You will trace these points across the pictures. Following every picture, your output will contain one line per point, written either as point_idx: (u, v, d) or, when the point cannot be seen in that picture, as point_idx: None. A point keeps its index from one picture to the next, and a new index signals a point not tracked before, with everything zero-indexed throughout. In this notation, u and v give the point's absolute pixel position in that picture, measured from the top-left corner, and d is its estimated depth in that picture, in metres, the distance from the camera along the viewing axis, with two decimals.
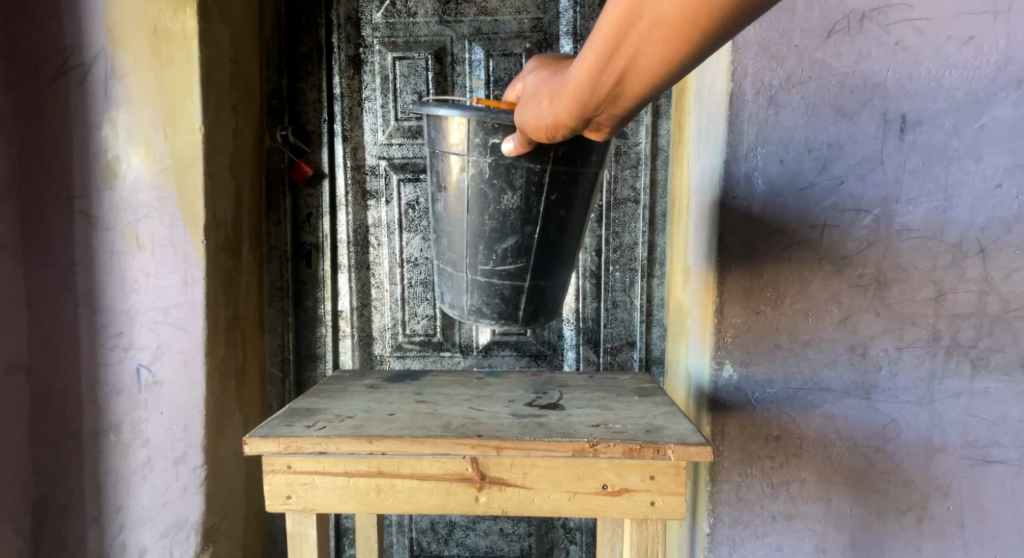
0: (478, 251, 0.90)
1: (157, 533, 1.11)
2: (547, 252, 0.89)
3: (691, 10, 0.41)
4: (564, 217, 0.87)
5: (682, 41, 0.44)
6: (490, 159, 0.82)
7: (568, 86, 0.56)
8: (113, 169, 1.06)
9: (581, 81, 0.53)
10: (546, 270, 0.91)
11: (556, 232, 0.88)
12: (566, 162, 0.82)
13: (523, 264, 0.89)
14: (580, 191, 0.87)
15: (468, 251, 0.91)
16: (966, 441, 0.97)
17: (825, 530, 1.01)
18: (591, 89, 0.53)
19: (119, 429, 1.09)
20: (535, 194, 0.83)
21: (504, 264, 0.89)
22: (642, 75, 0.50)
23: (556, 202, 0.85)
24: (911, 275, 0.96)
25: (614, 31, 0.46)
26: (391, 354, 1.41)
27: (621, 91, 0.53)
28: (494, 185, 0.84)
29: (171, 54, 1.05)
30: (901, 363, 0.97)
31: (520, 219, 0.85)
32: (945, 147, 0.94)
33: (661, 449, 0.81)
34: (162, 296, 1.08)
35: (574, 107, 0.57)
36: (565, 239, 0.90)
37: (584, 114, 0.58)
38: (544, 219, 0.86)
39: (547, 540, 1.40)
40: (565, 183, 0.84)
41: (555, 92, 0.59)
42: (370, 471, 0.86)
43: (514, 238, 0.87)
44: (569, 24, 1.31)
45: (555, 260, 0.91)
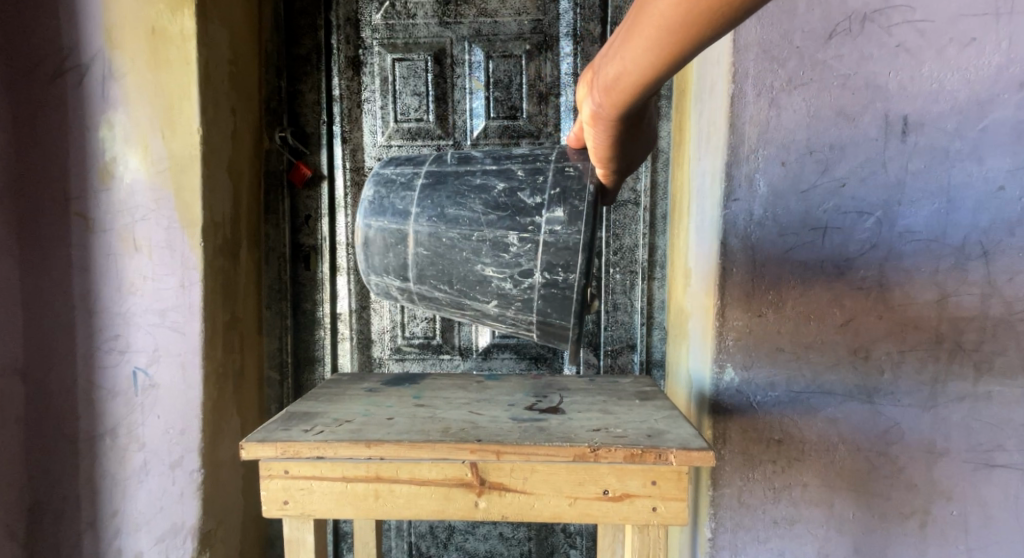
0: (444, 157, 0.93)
1: (153, 538, 1.09)
2: (455, 187, 0.87)
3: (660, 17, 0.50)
4: (494, 187, 0.84)
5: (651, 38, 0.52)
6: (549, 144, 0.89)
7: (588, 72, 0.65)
8: (110, 170, 1.05)
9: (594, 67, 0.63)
10: (439, 198, 0.87)
11: (477, 181, 0.86)
12: (556, 180, 0.81)
13: (441, 169, 0.91)
14: (523, 200, 0.82)
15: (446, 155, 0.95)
16: (970, 445, 0.96)
17: (827, 535, 1.00)
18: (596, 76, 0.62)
19: (115, 433, 1.08)
20: (523, 162, 0.85)
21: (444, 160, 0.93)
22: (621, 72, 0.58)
23: (506, 176, 0.84)
24: (914, 278, 0.95)
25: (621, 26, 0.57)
26: (390, 357, 1.40)
27: (627, 40, 0.55)
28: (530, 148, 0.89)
29: (169, 55, 1.04)
30: (904, 367, 0.96)
31: (498, 156, 0.87)
32: (947, 149, 0.93)
33: (663, 454, 0.80)
34: (159, 299, 1.07)
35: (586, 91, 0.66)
36: (456, 218, 0.85)
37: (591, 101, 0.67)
38: (495, 171, 0.86)
39: (547, 544, 1.39)
40: (531, 178, 0.82)
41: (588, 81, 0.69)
42: (368, 475, 0.85)
43: (474, 156, 0.91)
44: (570, 26, 1.30)
45: (441, 204, 0.87)
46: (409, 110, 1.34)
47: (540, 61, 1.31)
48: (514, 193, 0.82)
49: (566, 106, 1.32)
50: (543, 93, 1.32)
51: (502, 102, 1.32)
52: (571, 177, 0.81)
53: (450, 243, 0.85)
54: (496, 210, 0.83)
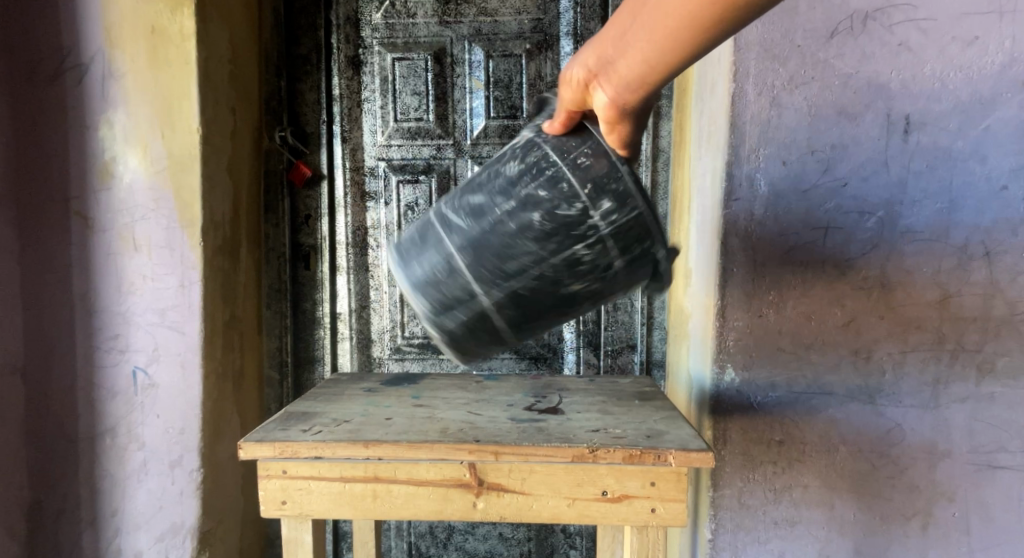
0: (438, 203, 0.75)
1: (153, 538, 1.09)
2: (488, 246, 0.69)
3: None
4: (530, 224, 0.67)
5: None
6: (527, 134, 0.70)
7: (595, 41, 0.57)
8: (110, 170, 1.05)
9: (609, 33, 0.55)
10: (483, 268, 0.70)
11: (508, 226, 0.67)
12: (582, 177, 0.65)
13: (458, 228, 0.71)
14: (570, 217, 0.65)
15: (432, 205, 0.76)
16: (972, 447, 0.96)
17: (828, 536, 1.00)
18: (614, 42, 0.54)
19: (114, 432, 1.08)
20: (533, 177, 0.66)
21: (451, 213, 0.72)
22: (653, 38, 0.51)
23: (535, 202, 0.66)
24: (916, 278, 0.95)
25: None
26: (389, 357, 1.39)
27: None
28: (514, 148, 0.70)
29: (168, 54, 1.04)
30: (906, 367, 0.96)
31: (500, 186, 0.68)
32: (949, 149, 0.93)
33: (662, 454, 0.80)
34: (158, 298, 1.07)
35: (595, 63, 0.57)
36: (513, 274, 0.69)
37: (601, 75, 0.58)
38: (512, 204, 0.67)
39: (547, 544, 1.38)
40: (559, 191, 0.65)
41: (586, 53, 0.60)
42: (366, 476, 0.85)
43: (478, 198, 0.70)
44: (570, 25, 1.30)
45: (490, 269, 0.70)
46: (409, 109, 1.34)
47: (540, 60, 1.31)
48: (555, 215, 0.66)
49: None
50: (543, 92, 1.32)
51: (502, 102, 1.32)
52: (597, 165, 0.65)
53: (527, 298, 0.71)
54: (550, 243, 0.67)
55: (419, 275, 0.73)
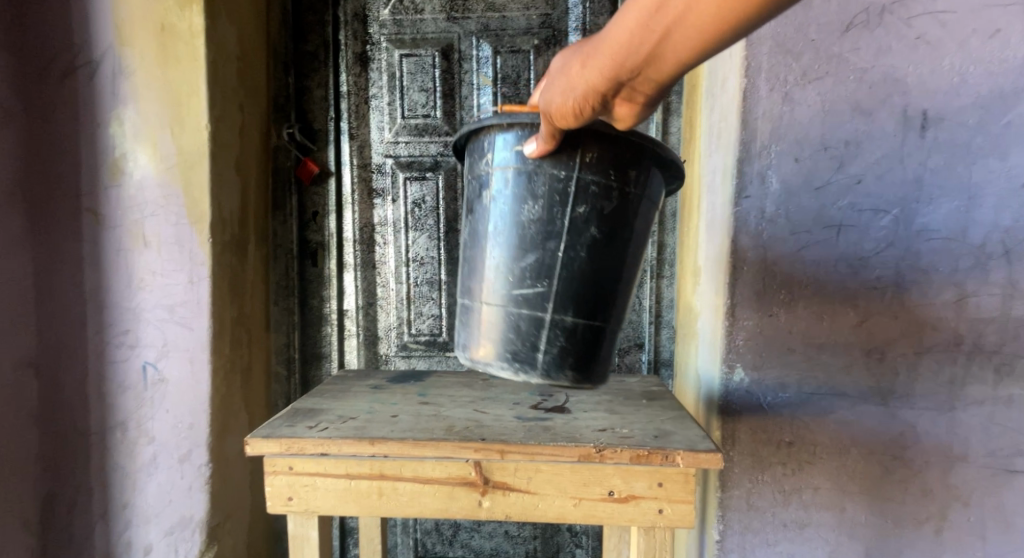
0: (496, 271, 0.86)
1: (162, 531, 1.10)
2: (578, 282, 0.83)
3: None
4: (596, 236, 0.82)
5: None
6: (516, 169, 0.82)
7: (603, 49, 0.55)
8: (120, 166, 1.06)
9: (620, 39, 0.52)
10: (581, 303, 0.83)
11: (583, 254, 0.82)
12: (600, 174, 0.81)
13: (542, 292, 0.83)
14: (616, 205, 0.82)
15: (487, 275, 0.87)
16: (989, 450, 0.94)
17: (839, 539, 0.98)
18: (630, 50, 0.53)
19: (124, 426, 1.10)
20: (563, 207, 0.81)
21: (521, 288, 0.84)
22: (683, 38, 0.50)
23: (584, 218, 0.81)
24: (932, 277, 0.93)
25: None
26: (396, 354, 1.39)
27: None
28: (518, 194, 0.83)
29: (178, 51, 1.05)
30: (920, 368, 0.94)
31: (544, 236, 0.82)
32: (968, 145, 0.91)
33: (669, 455, 0.79)
34: (167, 294, 1.08)
35: (610, 72, 0.55)
36: (609, 279, 0.85)
37: (618, 78, 0.56)
38: (570, 238, 0.82)
39: (553, 543, 1.38)
40: (593, 198, 0.81)
41: (584, 61, 0.58)
42: (372, 473, 0.85)
43: (536, 256, 0.82)
44: (579, 20, 1.29)
45: (590, 293, 0.84)
46: (416, 106, 1.33)
47: (549, 56, 1.30)
48: (606, 215, 0.82)
49: None
50: None
51: (510, 98, 1.31)
52: (602, 154, 0.80)
53: (620, 287, 0.87)
54: (616, 233, 0.84)
55: (539, 356, 0.83)
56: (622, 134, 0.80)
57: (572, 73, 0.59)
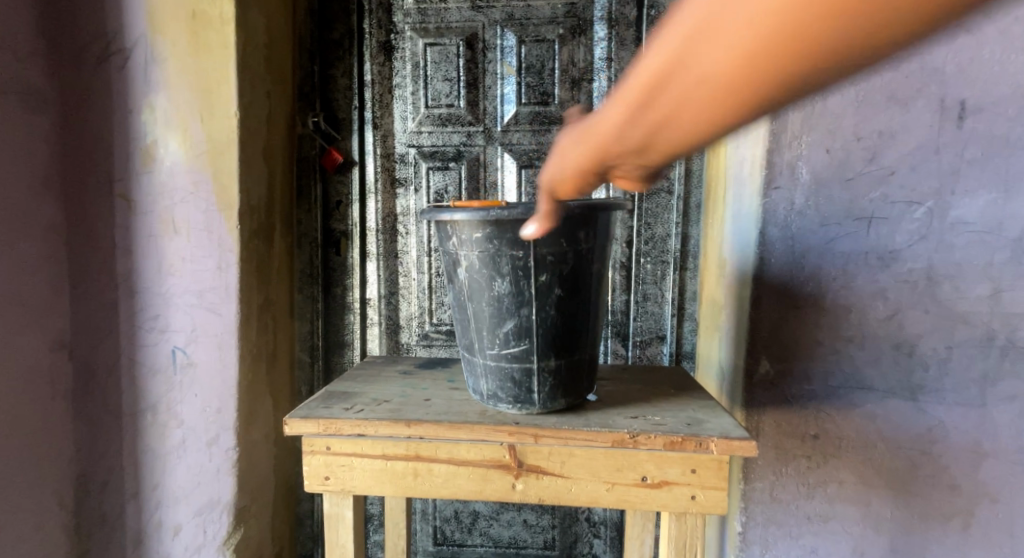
0: (480, 337, 0.88)
1: (191, 511, 1.13)
2: (557, 334, 0.85)
3: (766, 56, 0.30)
4: (562, 295, 0.84)
5: (722, 116, 0.35)
6: (475, 252, 0.84)
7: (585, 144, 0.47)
8: (151, 154, 1.08)
9: (601, 136, 0.44)
10: (563, 348, 0.86)
11: (554, 312, 0.85)
12: (554, 245, 0.82)
13: (526, 350, 0.85)
14: (573, 265, 0.84)
15: (473, 339, 0.89)
16: (1021, 448, 0.91)
17: (863, 534, 0.97)
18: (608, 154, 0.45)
19: (155, 408, 1.13)
20: (528, 278, 0.82)
21: (508, 349, 0.86)
22: (677, 133, 0.38)
23: (549, 283, 0.83)
24: (966, 271, 0.90)
25: (652, 75, 0.35)
26: (417, 343, 1.40)
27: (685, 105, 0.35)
28: (483, 274, 0.84)
29: (208, 40, 1.07)
30: (951, 364, 0.92)
31: (516, 307, 0.84)
32: (1008, 135, 0.87)
33: (704, 442, 0.79)
34: (197, 279, 1.10)
35: (591, 169, 0.48)
36: (581, 323, 0.88)
37: (602, 175, 0.49)
38: (540, 302, 0.83)
39: (571, 533, 1.38)
40: (552, 265, 0.82)
41: (576, 142, 0.49)
42: (408, 454, 0.86)
43: (513, 322, 0.85)
44: (604, 8, 1.27)
45: (569, 338, 0.87)
46: (440, 95, 1.33)
47: (573, 45, 1.29)
48: (566, 276, 0.84)
49: (598, 92, 1.29)
50: (575, 78, 1.29)
51: (533, 87, 1.31)
52: (551, 228, 0.80)
53: (591, 323, 0.90)
54: (579, 287, 0.86)
55: (534, 395, 0.87)
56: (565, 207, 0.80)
57: (568, 149, 0.49)
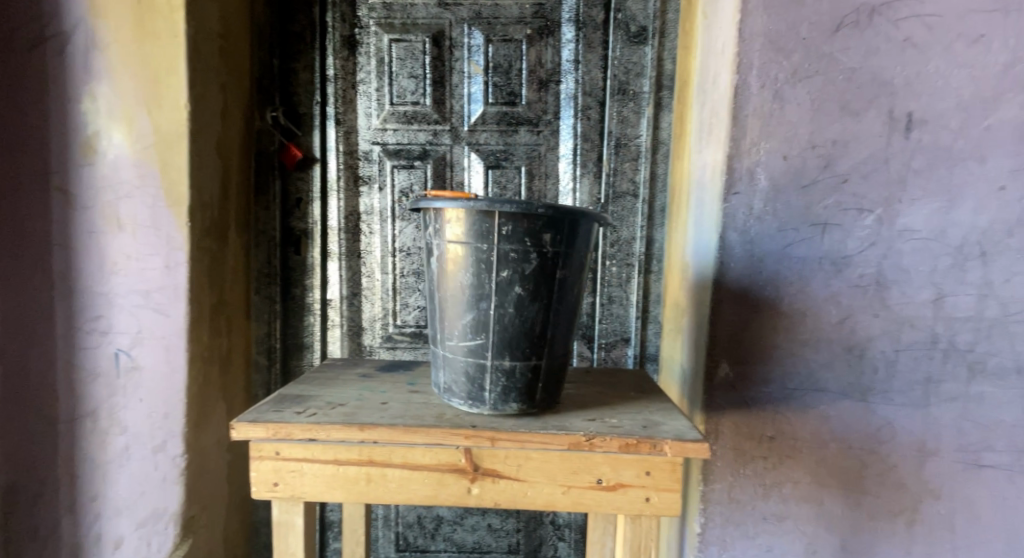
0: (442, 327, 0.89)
1: (134, 523, 1.07)
2: (512, 334, 0.84)
3: None
4: (522, 294, 0.83)
5: None
6: (441, 241, 0.85)
7: None
8: (93, 145, 1.02)
9: None
10: (518, 350, 0.84)
11: (512, 310, 0.83)
12: (518, 242, 0.81)
13: (481, 345, 0.84)
14: (538, 266, 0.82)
15: (436, 328, 0.90)
16: (960, 445, 0.96)
17: (816, 532, 1.00)
18: None
19: (95, 415, 1.06)
20: (489, 272, 0.82)
21: (463, 342, 0.86)
22: None
23: (509, 280, 0.82)
24: (912, 277, 0.95)
25: None
26: (381, 345, 1.37)
27: None
28: (447, 263, 0.85)
29: (156, 27, 1.02)
30: (898, 366, 0.96)
31: (475, 299, 0.84)
32: (950, 148, 0.92)
33: (657, 444, 0.80)
34: (143, 279, 1.05)
35: None
36: (543, 328, 0.85)
37: None
38: (498, 298, 0.83)
39: (536, 536, 1.38)
40: (514, 263, 0.82)
41: None
42: (361, 459, 0.84)
43: (471, 315, 0.84)
44: (572, 11, 1.27)
45: (528, 340, 0.84)
46: (405, 92, 1.31)
47: (541, 46, 1.28)
48: (529, 276, 0.82)
49: (566, 94, 1.29)
50: (543, 79, 1.29)
51: (501, 87, 1.30)
52: (517, 225, 0.81)
53: (559, 329, 0.87)
54: (543, 290, 0.84)
55: (486, 393, 0.86)
56: (531, 204, 0.79)
57: None
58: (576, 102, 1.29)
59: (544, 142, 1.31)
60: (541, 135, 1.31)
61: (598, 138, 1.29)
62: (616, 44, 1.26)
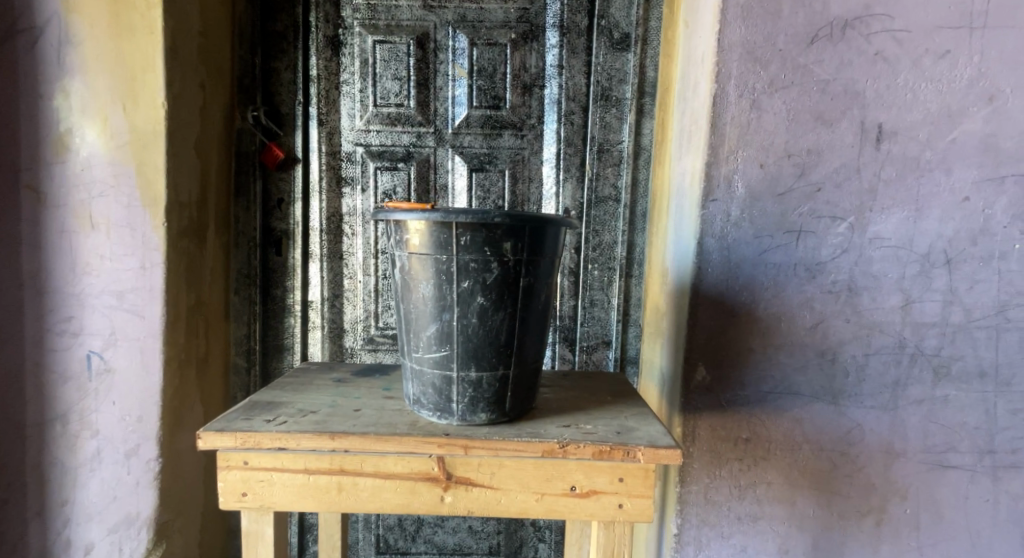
0: (408, 338, 0.90)
1: (105, 529, 1.05)
2: (477, 345, 0.85)
3: None
4: (485, 304, 0.83)
5: None
6: (403, 253, 0.86)
7: None
8: (65, 143, 1.00)
9: None
10: (483, 360, 0.85)
11: (475, 320, 0.84)
12: (477, 252, 0.82)
13: (446, 355, 0.85)
14: (499, 275, 0.83)
15: (403, 339, 0.91)
16: (926, 446, 1.00)
17: (788, 531, 1.03)
18: None
19: (66, 418, 1.03)
20: (450, 283, 0.83)
21: (429, 353, 0.87)
22: None
23: (471, 290, 0.83)
24: (881, 283, 0.98)
25: None
26: (362, 348, 1.36)
27: None
28: (410, 275, 0.86)
29: (132, 23, 1.00)
30: (868, 369, 0.99)
31: (438, 311, 0.85)
32: (918, 159, 0.96)
33: (631, 451, 0.81)
34: (117, 280, 1.03)
35: None
36: (509, 337, 0.86)
37: None
38: (461, 309, 0.84)
39: (516, 538, 1.39)
40: (475, 273, 0.83)
41: None
42: (331, 468, 0.83)
43: (435, 327, 0.85)
44: (556, 16, 1.28)
45: (493, 350, 0.85)
46: (388, 94, 1.30)
47: (525, 51, 1.29)
48: (490, 286, 0.83)
49: (549, 99, 1.31)
50: (527, 83, 1.30)
51: (485, 91, 1.30)
52: (475, 234, 0.81)
53: (528, 337, 0.88)
54: (507, 299, 0.84)
55: (453, 404, 0.86)
56: (486, 215, 0.80)
57: None
58: (560, 107, 1.30)
59: (528, 146, 1.32)
60: (525, 139, 1.32)
61: (580, 143, 1.30)
62: (599, 50, 1.27)
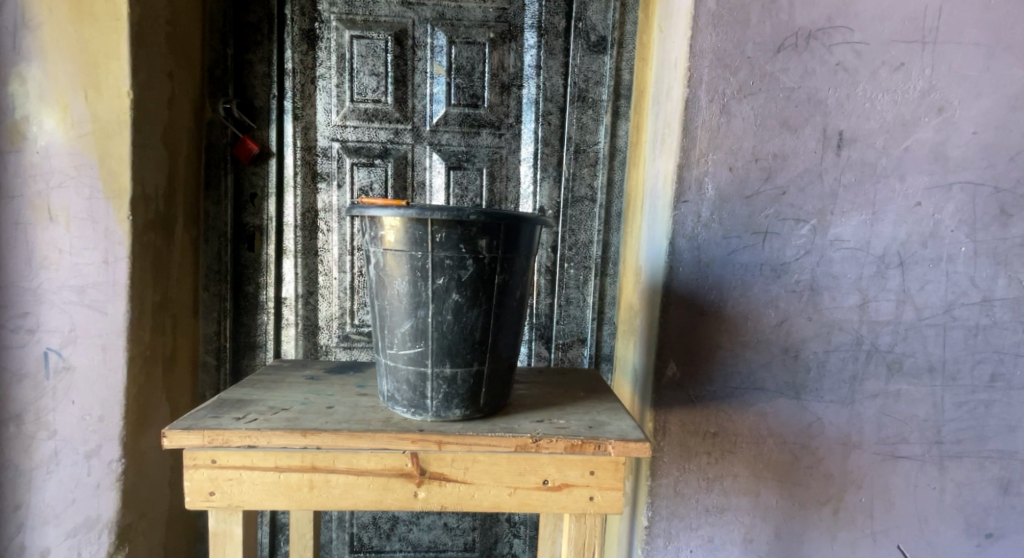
0: (384, 334, 0.89)
1: (63, 533, 1.01)
2: (452, 342, 0.85)
3: None
4: (460, 301, 0.84)
5: None
6: (378, 250, 0.86)
7: None
8: (22, 131, 0.96)
9: None
10: (458, 357, 0.86)
11: (450, 317, 0.84)
12: (453, 249, 0.82)
13: (422, 352, 0.86)
14: (474, 273, 0.83)
15: (378, 335, 0.91)
16: (880, 438, 1.06)
17: (753, 521, 1.07)
18: None
19: (21, 418, 0.99)
20: (425, 280, 0.83)
21: (404, 350, 0.87)
22: None
23: (446, 288, 0.84)
24: (841, 283, 1.03)
25: None
26: (337, 345, 1.34)
27: None
28: (384, 271, 0.86)
29: (95, 8, 0.96)
30: (828, 365, 1.04)
31: (413, 306, 0.85)
32: (875, 165, 1.01)
33: (602, 444, 0.83)
34: (78, 275, 0.99)
35: None
36: (484, 334, 0.86)
37: None
38: (436, 305, 0.84)
39: (492, 534, 1.40)
40: (449, 270, 0.83)
41: None
42: (304, 465, 0.83)
43: (409, 324, 0.86)
44: (535, 17, 1.30)
45: (467, 347, 0.86)
46: (366, 90, 1.29)
47: (504, 50, 1.30)
48: (465, 283, 0.83)
49: (527, 99, 1.32)
50: (505, 83, 1.31)
51: (463, 89, 1.31)
52: (450, 231, 0.81)
53: (502, 335, 0.89)
54: (481, 296, 0.85)
55: (428, 400, 0.87)
56: (463, 213, 0.80)
57: None
58: (538, 107, 1.31)
59: (506, 145, 1.33)
60: (503, 138, 1.33)
61: (557, 143, 1.32)
62: (577, 52, 1.29)
